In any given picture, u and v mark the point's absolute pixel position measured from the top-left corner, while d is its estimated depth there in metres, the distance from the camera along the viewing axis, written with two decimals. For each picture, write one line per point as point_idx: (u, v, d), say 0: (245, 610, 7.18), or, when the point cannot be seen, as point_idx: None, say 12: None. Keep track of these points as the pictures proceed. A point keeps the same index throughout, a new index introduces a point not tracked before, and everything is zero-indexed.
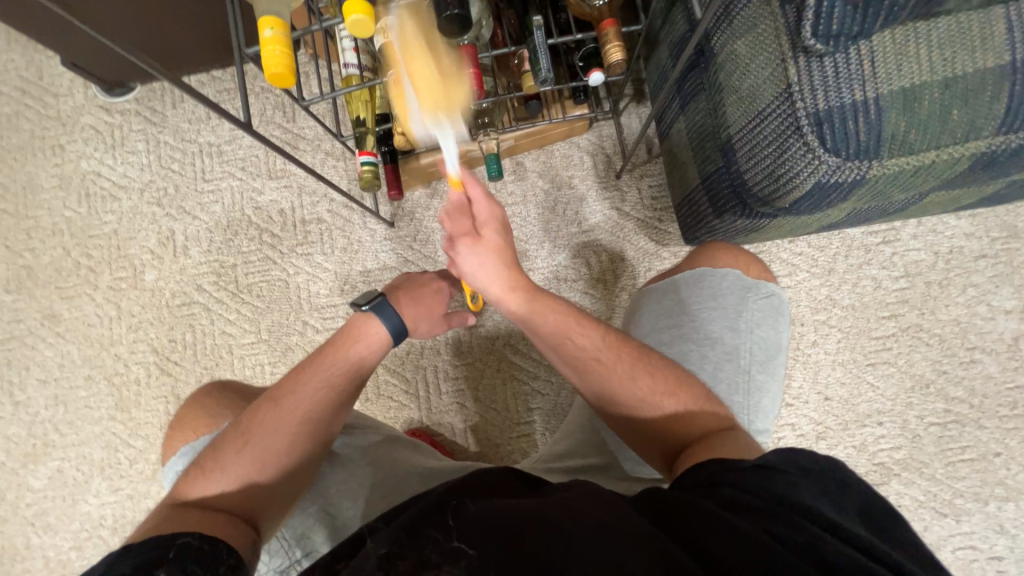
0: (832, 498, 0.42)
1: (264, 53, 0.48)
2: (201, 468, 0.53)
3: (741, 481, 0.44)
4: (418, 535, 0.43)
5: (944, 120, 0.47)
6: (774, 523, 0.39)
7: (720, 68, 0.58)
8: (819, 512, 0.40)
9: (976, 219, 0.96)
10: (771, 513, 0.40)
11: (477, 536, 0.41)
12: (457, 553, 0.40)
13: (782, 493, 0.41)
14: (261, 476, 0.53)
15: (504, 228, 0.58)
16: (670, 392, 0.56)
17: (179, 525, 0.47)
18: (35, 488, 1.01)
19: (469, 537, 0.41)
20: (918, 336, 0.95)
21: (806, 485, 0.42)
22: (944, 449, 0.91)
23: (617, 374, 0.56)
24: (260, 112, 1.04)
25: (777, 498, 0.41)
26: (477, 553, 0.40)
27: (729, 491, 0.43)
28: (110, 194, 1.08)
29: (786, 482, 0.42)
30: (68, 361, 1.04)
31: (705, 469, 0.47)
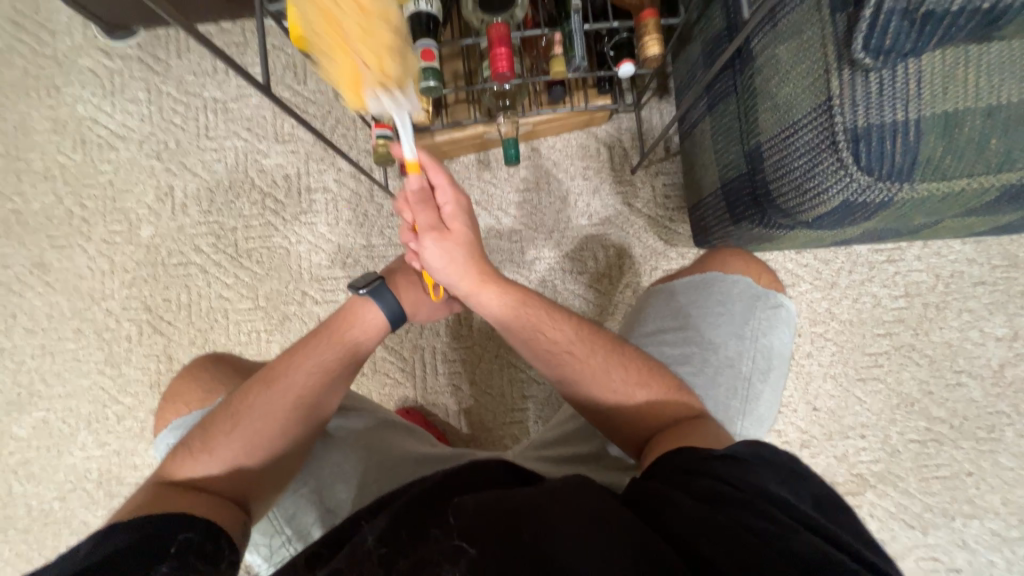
0: (790, 485, 0.44)
1: (289, 12, 0.45)
2: (191, 448, 0.53)
3: (714, 471, 0.44)
4: (417, 526, 0.44)
5: (981, 148, 0.47)
6: (744, 512, 0.40)
7: (758, 71, 0.57)
8: (775, 494, 0.42)
9: (980, 245, 0.97)
10: (738, 501, 0.41)
11: (479, 535, 0.41)
12: (457, 552, 0.40)
13: (750, 483, 0.43)
14: (250, 459, 0.54)
15: (469, 217, 0.61)
16: (645, 391, 0.56)
17: (167, 504, 0.47)
18: (19, 437, 1.00)
19: (471, 536, 0.41)
20: (909, 356, 0.97)
21: (772, 478, 0.44)
22: (920, 465, 0.95)
23: (593, 373, 0.56)
24: (270, 70, 1.00)
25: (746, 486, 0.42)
26: (477, 551, 0.40)
27: (704, 482, 0.44)
28: (106, 143, 1.04)
29: (749, 470, 0.44)
30: (57, 312, 1.01)
31: (682, 456, 0.48)
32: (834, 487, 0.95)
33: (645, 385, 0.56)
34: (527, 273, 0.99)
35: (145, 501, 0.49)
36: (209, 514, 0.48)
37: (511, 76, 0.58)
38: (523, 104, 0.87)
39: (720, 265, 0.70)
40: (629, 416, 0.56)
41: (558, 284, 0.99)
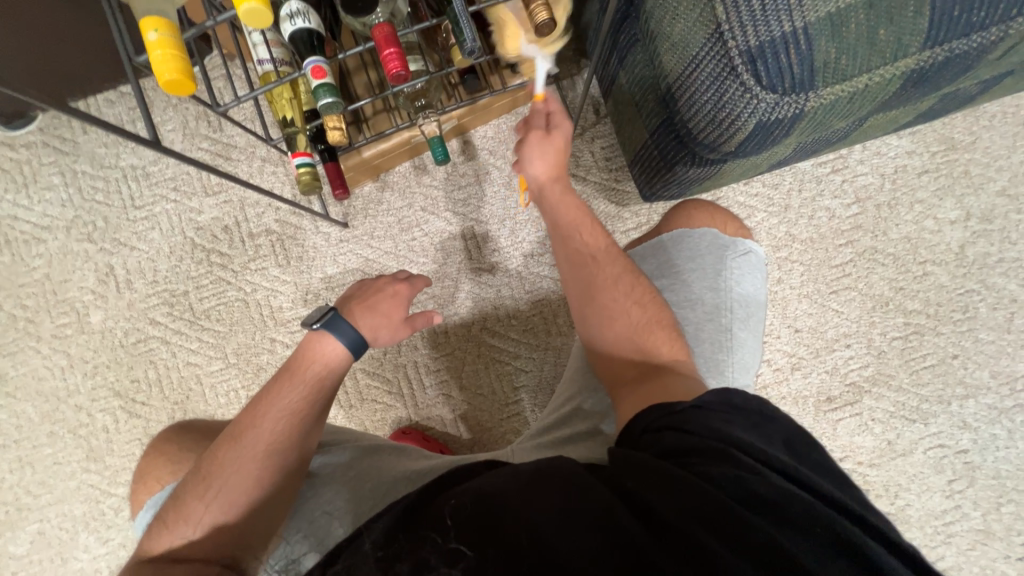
0: (761, 429, 0.45)
1: (153, 60, 0.43)
2: (169, 521, 0.53)
3: (678, 423, 0.45)
4: (416, 535, 0.43)
5: (873, 42, 0.47)
6: (710, 463, 0.41)
7: (650, 15, 0.56)
8: (744, 440, 0.43)
9: (916, 136, 0.99)
10: (708, 452, 0.42)
11: (476, 536, 0.40)
12: (456, 555, 0.40)
13: (718, 431, 0.43)
14: (230, 519, 0.53)
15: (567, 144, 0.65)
16: (648, 329, 0.58)
17: None
18: (18, 554, 0.96)
19: (468, 537, 0.40)
20: (874, 258, 0.99)
21: (736, 420, 0.45)
22: (907, 359, 0.97)
23: (607, 292, 0.60)
24: (183, 125, 0.97)
25: (720, 435, 0.43)
26: (477, 553, 0.39)
27: (672, 436, 0.44)
28: (32, 237, 0.99)
29: (723, 419, 0.44)
30: (25, 421, 0.98)
31: (647, 417, 0.48)
32: (832, 401, 0.97)
33: (650, 321, 0.59)
34: (490, 267, 0.99)
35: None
36: None
37: (407, 74, 0.57)
38: (440, 100, 0.85)
39: (684, 220, 0.69)
40: (623, 341, 0.59)
41: (523, 270, 0.99)
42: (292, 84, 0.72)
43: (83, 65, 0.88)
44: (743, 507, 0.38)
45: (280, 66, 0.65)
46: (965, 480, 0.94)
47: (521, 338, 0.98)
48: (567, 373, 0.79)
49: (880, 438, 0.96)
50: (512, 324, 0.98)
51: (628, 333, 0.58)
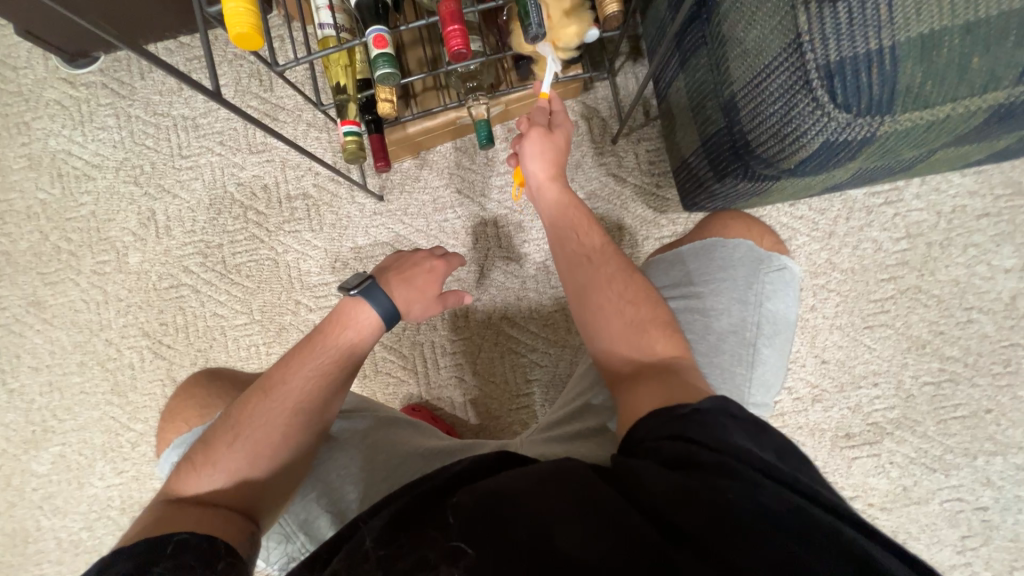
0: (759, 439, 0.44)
1: (226, 11, 0.44)
2: (194, 463, 0.54)
3: (686, 430, 0.43)
4: (417, 530, 0.43)
5: (963, 69, 0.44)
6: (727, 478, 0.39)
7: (723, 18, 0.54)
8: (747, 451, 0.42)
9: (981, 176, 0.94)
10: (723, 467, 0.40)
11: (478, 536, 0.39)
12: (457, 553, 0.39)
13: (726, 442, 0.42)
14: (254, 471, 0.54)
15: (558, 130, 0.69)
16: (643, 324, 0.56)
17: (177, 523, 0.49)
18: (39, 473, 1.01)
19: (469, 537, 0.40)
20: (916, 298, 0.95)
21: (739, 432, 0.43)
22: (937, 407, 0.93)
23: (602, 289, 0.59)
24: (235, 81, 0.98)
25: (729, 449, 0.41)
26: (477, 552, 0.38)
27: (684, 446, 0.42)
28: (83, 174, 1.03)
29: (723, 427, 0.43)
30: (58, 348, 1.02)
31: (652, 422, 0.46)
32: (850, 438, 0.94)
33: (644, 316, 0.57)
34: (518, 258, 0.99)
35: (154, 515, 0.51)
36: (216, 530, 0.49)
37: (467, 53, 0.56)
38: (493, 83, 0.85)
39: (721, 230, 0.67)
40: (619, 338, 0.57)
41: (551, 265, 0.98)
42: (349, 50, 0.72)
43: (152, 13, 0.89)
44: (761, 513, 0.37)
45: (341, 32, 0.64)
46: (981, 538, 0.90)
47: (540, 332, 0.98)
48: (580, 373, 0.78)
49: (896, 483, 0.93)
50: (532, 317, 0.98)
51: (623, 329, 0.57)
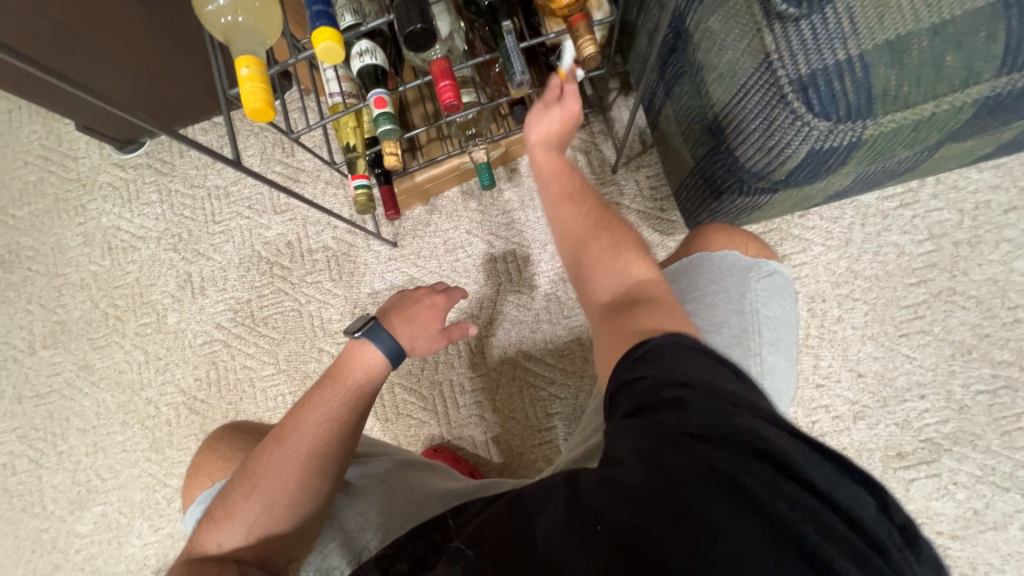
0: (715, 366, 0.42)
1: (243, 91, 0.49)
2: (216, 518, 0.57)
3: (654, 368, 0.42)
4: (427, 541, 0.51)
5: (938, 68, 0.45)
6: (678, 415, 0.38)
7: (697, 47, 0.57)
8: (704, 384, 0.40)
9: (1000, 169, 0.91)
10: (677, 414, 0.39)
11: (477, 539, 0.41)
12: (459, 552, 0.41)
13: (682, 374, 0.41)
14: (269, 525, 0.55)
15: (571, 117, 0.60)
16: (619, 249, 0.55)
17: None
18: (83, 534, 1.04)
19: (473, 541, 0.41)
20: (952, 300, 0.89)
21: (693, 362, 0.41)
22: (997, 417, 0.85)
23: (580, 223, 0.56)
24: (261, 151, 1.08)
25: (683, 380, 0.40)
26: (475, 552, 0.40)
27: (644, 388, 0.41)
28: (130, 245, 1.13)
29: (678, 359, 0.42)
30: (103, 409, 1.08)
31: (628, 359, 0.44)
32: (904, 458, 0.86)
33: (621, 242, 0.55)
34: (529, 291, 1.00)
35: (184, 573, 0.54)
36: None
37: (459, 104, 0.61)
38: (491, 129, 0.90)
39: (707, 242, 0.66)
40: (592, 265, 0.55)
41: (562, 295, 0.99)
42: (357, 114, 0.79)
43: (185, 100, 1.02)
44: (688, 434, 0.38)
45: (347, 98, 0.71)
46: None
47: (556, 364, 0.97)
48: (594, 404, 0.77)
49: (965, 506, 0.84)
50: (548, 349, 0.98)
51: (603, 254, 0.54)
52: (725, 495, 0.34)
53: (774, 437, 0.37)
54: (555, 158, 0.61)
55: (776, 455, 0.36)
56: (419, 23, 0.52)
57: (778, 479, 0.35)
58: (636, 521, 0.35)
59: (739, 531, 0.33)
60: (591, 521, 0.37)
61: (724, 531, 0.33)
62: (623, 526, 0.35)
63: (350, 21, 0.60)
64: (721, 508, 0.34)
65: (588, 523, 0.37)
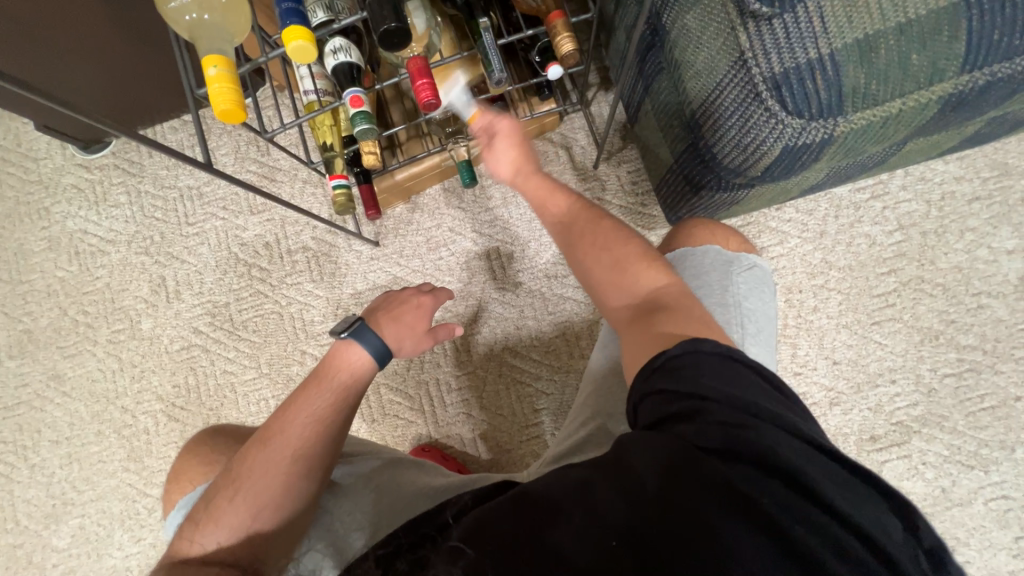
0: (731, 372, 0.41)
1: (212, 92, 0.48)
2: (199, 522, 0.55)
3: (678, 384, 0.41)
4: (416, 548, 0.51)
5: (904, 67, 0.46)
6: (693, 428, 0.39)
7: (673, 45, 0.57)
8: (725, 394, 0.40)
9: (964, 160, 0.94)
10: (700, 428, 0.39)
11: (478, 537, 0.41)
12: (458, 552, 0.40)
13: (702, 386, 0.40)
14: (256, 525, 0.54)
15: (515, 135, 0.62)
16: (630, 261, 0.53)
17: None
18: (59, 548, 1.01)
19: (471, 539, 0.41)
20: (920, 288, 0.93)
21: (713, 372, 0.41)
22: (962, 399, 0.89)
23: (583, 245, 0.56)
24: (234, 149, 1.05)
25: (700, 393, 0.40)
26: (477, 552, 0.40)
27: (663, 400, 0.41)
28: (98, 249, 1.09)
29: (696, 370, 0.41)
30: (77, 419, 1.04)
31: (647, 379, 0.43)
32: (877, 440, 0.90)
33: (631, 253, 0.54)
34: (513, 287, 1.00)
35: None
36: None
37: (438, 103, 0.60)
38: None
39: (688, 239, 0.68)
40: (607, 270, 0.54)
41: (546, 292, 0.99)
42: (333, 112, 0.78)
43: (151, 99, 0.98)
44: (703, 448, 0.38)
45: (322, 96, 0.69)
46: None
47: (542, 359, 0.98)
48: (580, 398, 0.77)
49: (933, 485, 0.88)
50: (534, 346, 0.98)
51: (612, 272, 0.54)
52: (731, 509, 0.35)
53: (781, 443, 0.38)
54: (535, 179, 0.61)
55: (787, 464, 0.37)
56: (394, 22, 0.51)
57: (783, 490, 0.36)
58: (637, 522, 0.37)
59: (745, 544, 0.34)
60: (605, 535, 0.37)
61: (728, 543, 0.34)
62: (625, 524, 0.37)
63: (323, 17, 0.58)
64: (733, 524, 0.35)
65: (591, 519, 0.39)
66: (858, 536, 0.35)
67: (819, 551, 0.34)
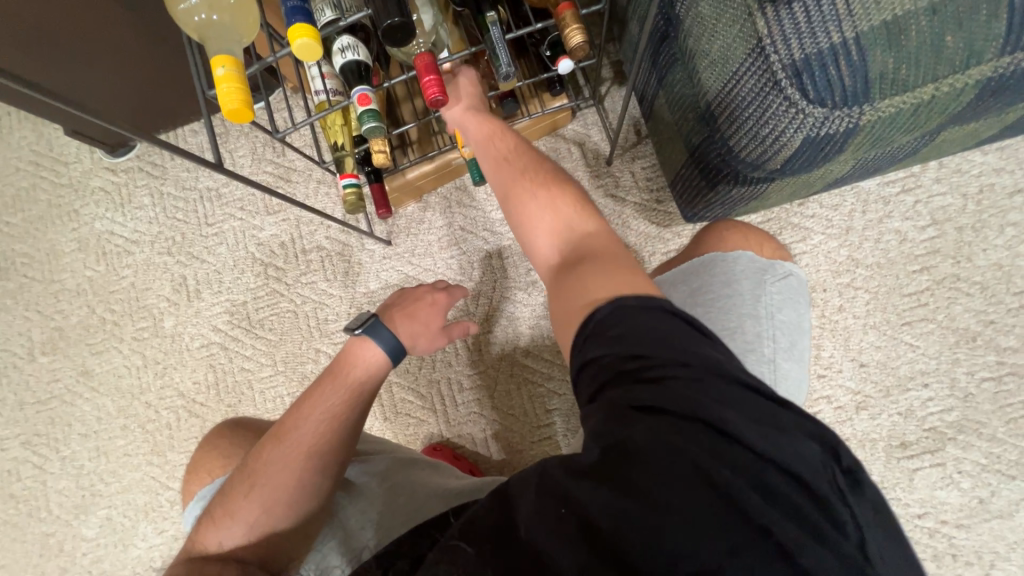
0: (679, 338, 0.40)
1: (220, 93, 0.48)
2: (214, 516, 0.56)
3: (603, 338, 0.41)
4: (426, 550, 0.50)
5: (938, 50, 0.43)
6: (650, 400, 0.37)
7: (688, 34, 0.55)
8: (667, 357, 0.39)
9: (1005, 151, 0.89)
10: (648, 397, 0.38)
11: (477, 535, 0.38)
12: (456, 552, 0.38)
13: (637, 345, 0.40)
14: (270, 522, 0.55)
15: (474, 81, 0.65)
16: (560, 206, 0.53)
17: None
18: (88, 537, 1.05)
19: (468, 537, 0.39)
20: (956, 287, 0.88)
21: (644, 327, 0.40)
22: (1002, 405, 0.84)
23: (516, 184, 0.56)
24: (251, 151, 1.07)
25: (630, 351, 0.40)
26: (474, 550, 0.37)
27: (597, 360, 0.41)
28: (124, 249, 1.13)
29: (625, 326, 0.41)
30: (104, 414, 1.08)
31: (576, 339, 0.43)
32: (907, 447, 0.85)
33: (565, 202, 0.53)
34: (525, 286, 0.99)
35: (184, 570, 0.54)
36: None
37: (444, 100, 0.59)
38: None
39: (719, 245, 0.65)
40: (541, 228, 0.54)
41: None
42: (344, 111, 0.78)
43: (171, 103, 1.01)
44: (640, 406, 0.38)
45: (332, 96, 0.69)
46: None
47: (555, 359, 0.96)
48: None
49: (970, 495, 0.83)
50: (546, 345, 0.97)
51: (546, 219, 0.53)
52: (724, 505, 0.33)
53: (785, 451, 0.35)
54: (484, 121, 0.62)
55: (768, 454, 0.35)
56: (399, 18, 0.50)
57: (803, 505, 0.33)
58: (610, 515, 0.34)
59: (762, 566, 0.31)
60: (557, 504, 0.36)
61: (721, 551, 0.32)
62: (600, 511, 0.35)
63: (331, 16, 0.58)
64: (719, 523, 0.33)
65: (556, 506, 0.36)
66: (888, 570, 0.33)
67: (783, 523, 0.33)
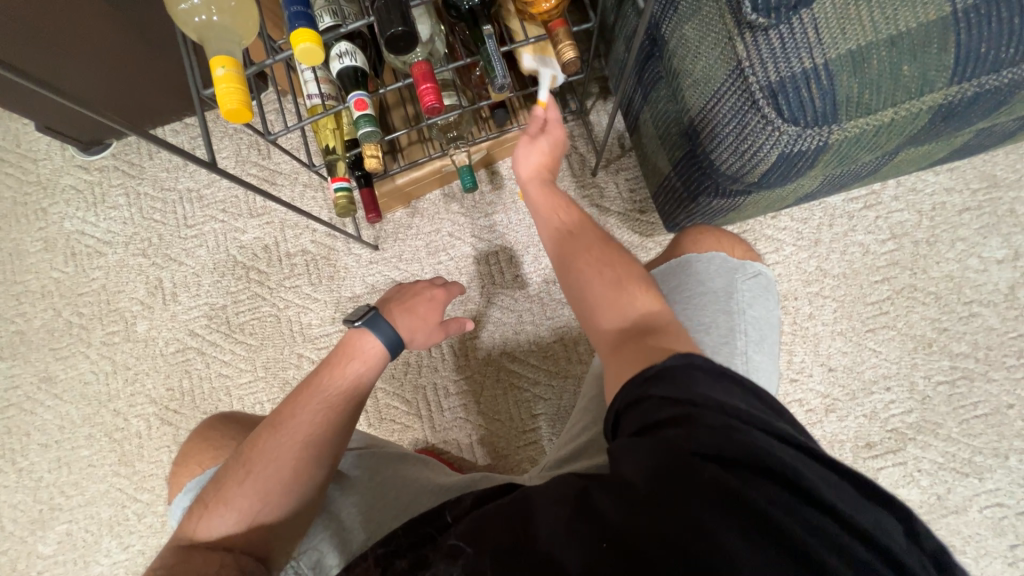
0: (725, 385, 0.42)
1: (219, 92, 0.48)
2: (206, 505, 0.54)
3: (667, 390, 0.41)
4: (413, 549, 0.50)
5: (896, 77, 0.47)
6: (678, 427, 0.39)
7: (672, 54, 0.59)
8: (711, 397, 0.41)
9: (954, 172, 0.96)
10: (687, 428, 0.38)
11: (473, 535, 0.43)
12: (457, 550, 0.42)
13: (695, 393, 0.41)
14: (264, 512, 0.53)
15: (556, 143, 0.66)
16: (624, 282, 0.54)
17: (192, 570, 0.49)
18: (45, 554, 0.99)
19: (467, 538, 0.43)
20: (913, 297, 0.94)
21: (705, 382, 0.42)
22: (956, 407, 0.90)
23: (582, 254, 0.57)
24: (235, 152, 1.05)
25: (691, 399, 0.40)
26: (474, 549, 0.42)
27: (652, 404, 0.41)
28: (95, 250, 1.08)
29: (688, 378, 0.42)
30: (67, 422, 1.03)
31: (637, 385, 0.43)
32: (872, 447, 0.90)
33: (629, 273, 0.55)
34: (513, 292, 1.01)
35: (173, 561, 0.51)
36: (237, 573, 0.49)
37: (440, 107, 0.61)
38: (472, 131, 0.91)
39: (693, 245, 0.68)
40: (602, 296, 0.54)
41: (545, 297, 1.00)
42: (336, 115, 0.78)
43: (153, 100, 0.99)
44: (695, 453, 0.37)
45: (326, 100, 0.70)
46: None
47: (541, 364, 0.98)
48: (580, 403, 0.77)
49: (928, 492, 0.88)
50: (532, 350, 0.98)
51: (609, 289, 0.54)
52: (728, 511, 0.35)
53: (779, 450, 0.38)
54: (547, 189, 0.65)
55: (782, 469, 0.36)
56: (401, 26, 0.52)
57: (790, 498, 0.35)
58: (629, 522, 0.37)
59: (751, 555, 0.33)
60: (597, 539, 0.37)
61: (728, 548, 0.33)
62: (615, 529, 0.37)
63: (330, 22, 0.59)
64: (731, 526, 0.34)
65: (586, 527, 0.38)
66: (868, 547, 0.34)
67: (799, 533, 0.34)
